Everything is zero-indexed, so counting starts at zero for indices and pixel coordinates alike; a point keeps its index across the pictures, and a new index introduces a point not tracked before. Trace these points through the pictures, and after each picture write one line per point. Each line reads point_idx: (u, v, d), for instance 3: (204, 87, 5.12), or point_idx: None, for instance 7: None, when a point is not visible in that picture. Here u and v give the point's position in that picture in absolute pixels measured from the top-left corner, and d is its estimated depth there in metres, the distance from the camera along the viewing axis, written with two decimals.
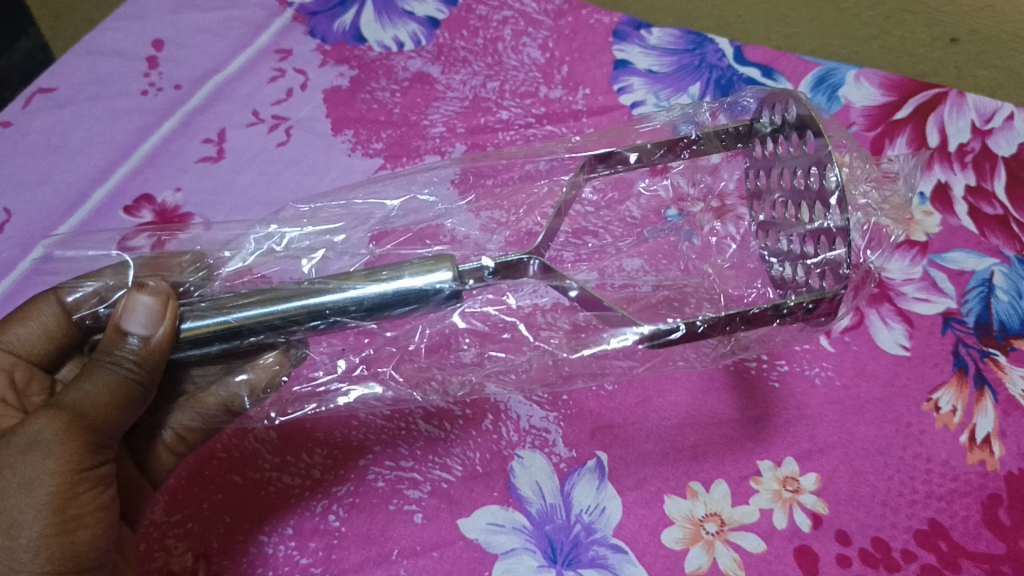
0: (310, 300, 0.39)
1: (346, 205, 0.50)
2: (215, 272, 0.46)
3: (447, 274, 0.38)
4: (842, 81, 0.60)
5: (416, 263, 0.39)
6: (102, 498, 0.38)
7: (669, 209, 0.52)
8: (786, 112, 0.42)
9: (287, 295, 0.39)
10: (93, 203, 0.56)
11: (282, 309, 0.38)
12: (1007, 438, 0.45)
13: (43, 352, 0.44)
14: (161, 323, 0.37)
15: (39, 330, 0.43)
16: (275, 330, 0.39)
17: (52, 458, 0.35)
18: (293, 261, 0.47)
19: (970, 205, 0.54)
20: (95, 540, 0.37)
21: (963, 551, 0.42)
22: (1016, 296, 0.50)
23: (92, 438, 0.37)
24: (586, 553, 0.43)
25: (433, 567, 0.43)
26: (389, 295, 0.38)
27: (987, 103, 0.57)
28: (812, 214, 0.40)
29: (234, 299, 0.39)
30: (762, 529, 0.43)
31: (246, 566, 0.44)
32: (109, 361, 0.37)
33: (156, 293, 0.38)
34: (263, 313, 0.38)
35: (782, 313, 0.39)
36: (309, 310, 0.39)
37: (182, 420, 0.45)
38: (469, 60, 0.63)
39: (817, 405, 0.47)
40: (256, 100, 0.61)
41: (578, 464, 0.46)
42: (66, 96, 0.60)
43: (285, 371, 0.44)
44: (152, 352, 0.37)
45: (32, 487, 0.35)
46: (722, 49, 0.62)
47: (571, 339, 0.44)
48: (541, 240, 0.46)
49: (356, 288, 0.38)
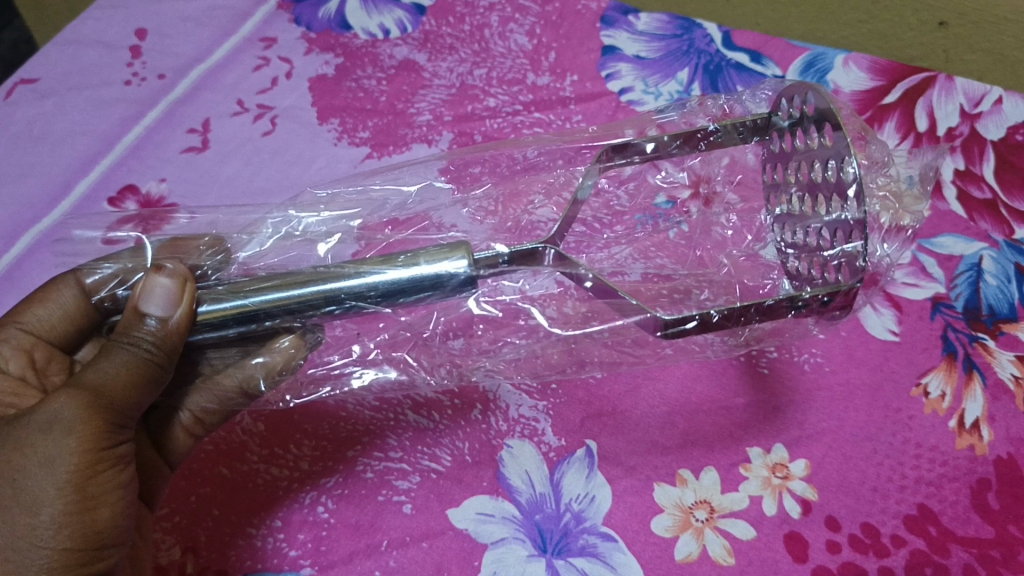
0: (327, 284, 0.39)
1: (364, 191, 0.51)
2: (233, 255, 0.46)
3: (463, 262, 0.38)
4: (830, 65, 0.60)
5: (432, 251, 0.39)
6: (122, 477, 0.37)
7: (658, 196, 0.53)
8: (805, 104, 0.42)
9: (303, 280, 0.39)
10: (78, 192, 0.55)
11: (299, 294, 0.39)
12: (996, 423, 0.45)
13: (63, 333, 0.44)
14: (179, 306, 0.38)
15: (59, 311, 0.43)
16: (291, 315, 0.39)
17: (73, 435, 0.35)
18: (309, 246, 0.47)
19: (959, 188, 0.54)
20: (116, 518, 0.36)
21: (952, 536, 0.42)
22: (1005, 280, 0.50)
23: (113, 418, 0.36)
24: (576, 542, 0.43)
25: (422, 559, 0.43)
26: (404, 282, 0.38)
27: (975, 86, 0.58)
28: (828, 206, 0.41)
29: (251, 283, 0.39)
30: (751, 516, 0.43)
31: (234, 559, 0.43)
32: (129, 343, 0.37)
33: (174, 276, 0.38)
34: (280, 297, 0.38)
35: (797, 306, 0.40)
36: (325, 296, 0.39)
37: (199, 402, 0.44)
38: (456, 47, 0.63)
39: (807, 390, 0.47)
40: (240, 89, 0.60)
41: (567, 453, 0.46)
42: (48, 87, 0.60)
43: (301, 355, 0.44)
44: (172, 333, 0.38)
45: (54, 465, 0.34)
46: (710, 34, 0.62)
47: (575, 318, 0.45)
48: (557, 230, 0.45)
49: (373, 274, 0.38)
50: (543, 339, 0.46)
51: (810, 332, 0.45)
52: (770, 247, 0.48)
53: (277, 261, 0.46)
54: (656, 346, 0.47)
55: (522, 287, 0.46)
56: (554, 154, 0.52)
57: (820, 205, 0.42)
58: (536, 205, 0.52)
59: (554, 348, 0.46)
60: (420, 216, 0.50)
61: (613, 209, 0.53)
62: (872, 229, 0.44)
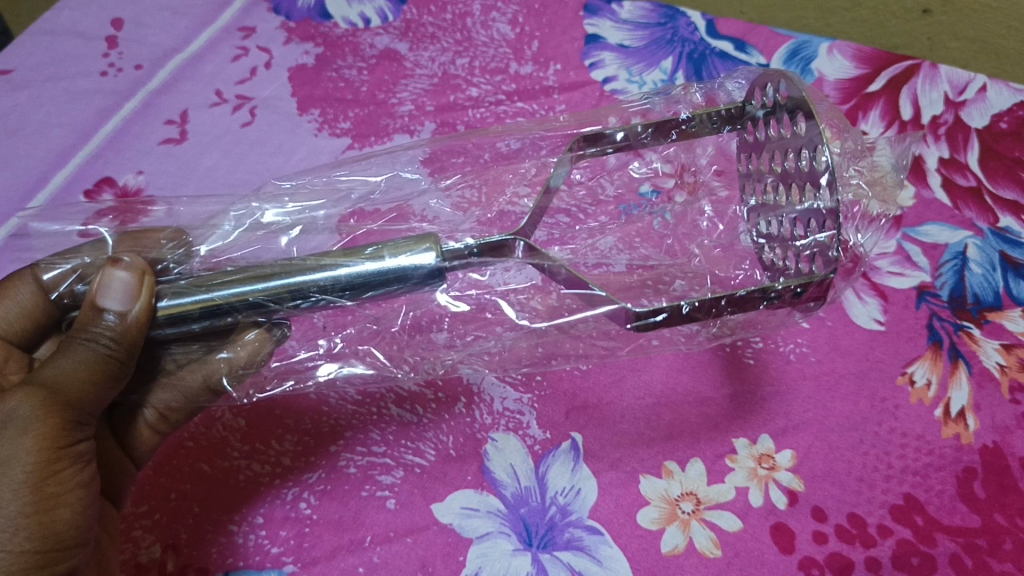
0: (293, 278, 0.38)
1: (331, 182, 0.51)
2: (195, 246, 0.46)
3: (429, 254, 0.38)
4: (814, 54, 0.60)
5: (397, 244, 0.38)
6: (82, 476, 0.37)
7: (643, 185, 0.54)
8: (778, 91, 0.42)
9: (271, 273, 0.39)
10: (53, 185, 0.54)
11: (264, 287, 0.38)
12: (982, 411, 0.45)
13: (22, 331, 0.44)
14: (137, 299, 0.38)
15: (17, 309, 0.43)
16: (257, 309, 0.39)
17: (28, 434, 0.34)
18: (272, 237, 0.48)
19: (943, 176, 0.54)
20: (74, 519, 0.36)
21: (939, 525, 0.42)
22: (989, 268, 0.50)
23: (70, 415, 0.36)
24: (562, 536, 0.42)
25: (407, 554, 0.42)
26: (371, 274, 0.38)
27: (960, 74, 0.57)
28: (801, 195, 0.41)
29: (216, 278, 0.39)
30: (738, 508, 0.43)
31: (215, 556, 0.42)
32: (88, 339, 0.37)
33: (131, 269, 0.38)
34: (246, 291, 0.38)
35: (770, 297, 0.39)
36: (292, 289, 0.39)
37: (163, 399, 0.44)
38: (437, 36, 0.62)
39: (793, 380, 0.46)
40: (219, 79, 0.59)
41: (552, 446, 0.45)
42: (23, 78, 0.58)
43: (267, 351, 0.44)
44: (130, 327, 0.37)
45: (10, 466, 0.34)
46: (694, 22, 0.62)
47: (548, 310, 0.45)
48: (528, 222, 0.46)
49: (340, 267, 0.38)
50: (520, 331, 0.45)
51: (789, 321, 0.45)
52: (746, 236, 0.48)
53: (239, 253, 0.47)
54: (635, 339, 0.46)
55: (500, 280, 0.46)
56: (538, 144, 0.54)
57: (791, 197, 0.42)
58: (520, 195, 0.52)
59: (532, 341, 0.45)
60: (396, 206, 0.51)
61: (598, 197, 0.54)
62: (846, 219, 0.44)
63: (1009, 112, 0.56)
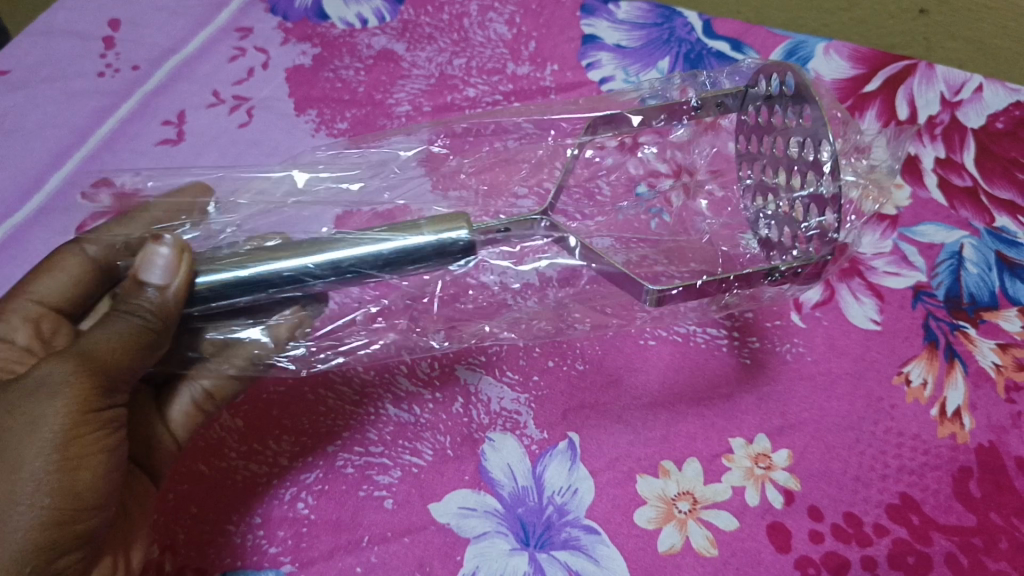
0: (339, 253, 0.41)
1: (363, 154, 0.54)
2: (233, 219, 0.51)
3: (461, 230, 0.42)
4: (811, 54, 0.60)
5: (434, 220, 0.42)
6: (108, 442, 0.39)
7: (640, 185, 0.55)
8: (783, 85, 0.45)
9: (317, 246, 0.42)
10: (51, 186, 0.54)
11: (312, 259, 0.41)
12: (978, 411, 0.45)
13: (71, 299, 0.49)
14: (177, 275, 0.40)
15: (67, 280, 0.48)
16: (304, 281, 0.42)
17: (60, 396, 0.36)
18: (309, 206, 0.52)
19: (939, 176, 0.54)
20: (97, 482, 0.38)
21: (934, 524, 0.42)
22: (985, 268, 0.50)
23: (100, 380, 0.38)
24: (559, 535, 0.43)
25: (404, 554, 0.42)
26: (412, 249, 0.41)
27: (956, 75, 0.58)
28: (804, 180, 0.44)
29: (264, 251, 0.41)
30: (734, 507, 0.43)
31: (212, 557, 0.42)
32: (128, 311, 0.40)
33: (170, 246, 0.40)
34: (294, 262, 0.41)
35: (773, 273, 0.43)
36: (337, 264, 0.41)
37: (206, 377, 0.46)
38: (435, 36, 0.62)
39: (788, 379, 0.46)
40: (216, 80, 0.59)
41: (550, 446, 0.45)
42: (20, 78, 0.58)
43: (306, 326, 0.47)
44: (169, 301, 0.40)
45: (39, 425, 0.36)
46: (690, 22, 0.62)
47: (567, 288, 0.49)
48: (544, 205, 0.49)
49: (384, 243, 0.41)
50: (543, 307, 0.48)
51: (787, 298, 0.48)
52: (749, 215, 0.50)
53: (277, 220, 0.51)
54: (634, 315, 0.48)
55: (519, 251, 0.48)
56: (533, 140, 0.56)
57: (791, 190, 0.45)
58: (518, 196, 0.55)
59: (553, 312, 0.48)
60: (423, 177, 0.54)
61: (595, 198, 0.54)
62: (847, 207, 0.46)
63: (1005, 113, 0.56)
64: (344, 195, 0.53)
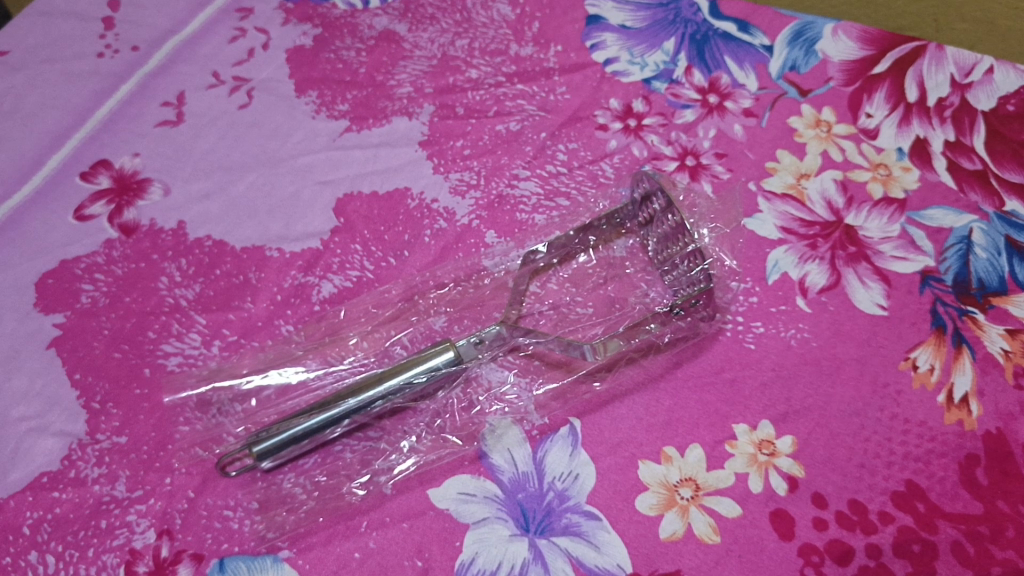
0: (344, 403, 0.43)
1: (374, 155, 0.54)
2: (234, 195, 0.52)
3: (445, 351, 0.44)
4: (819, 35, 0.59)
5: (421, 357, 0.44)
6: None
7: (645, 166, 0.54)
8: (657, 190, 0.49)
9: (321, 407, 0.43)
10: (49, 168, 0.53)
11: (324, 419, 0.43)
12: (985, 397, 0.44)
13: None
14: None
15: None
16: (331, 428, 0.43)
17: None
18: (315, 199, 0.52)
19: (949, 159, 0.53)
20: None
21: (940, 512, 0.41)
22: (994, 253, 0.49)
23: None
24: (559, 521, 0.42)
25: (403, 539, 0.42)
26: (411, 379, 0.44)
27: (966, 57, 0.57)
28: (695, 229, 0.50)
29: (284, 422, 0.43)
30: (737, 494, 0.42)
31: (209, 542, 0.42)
32: None
33: None
34: (315, 427, 0.42)
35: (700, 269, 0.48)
36: (345, 410, 0.43)
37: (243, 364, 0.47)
38: (437, 17, 0.61)
39: (793, 365, 0.46)
40: (216, 61, 0.58)
41: (551, 431, 0.45)
42: (19, 60, 0.57)
43: (329, 335, 0.48)
44: None
45: None
46: (697, 3, 0.61)
47: (573, 287, 0.50)
48: (559, 192, 0.53)
49: (382, 385, 0.43)
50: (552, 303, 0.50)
51: (804, 273, 0.49)
52: (762, 201, 0.52)
53: (284, 204, 0.52)
54: (632, 297, 0.50)
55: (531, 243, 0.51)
56: (537, 128, 0.56)
57: (672, 276, 0.49)
58: (520, 177, 0.54)
59: (561, 309, 0.50)
60: (427, 173, 0.53)
61: (599, 180, 0.53)
62: (837, 209, 0.51)
63: (1015, 95, 0.55)
64: (347, 178, 0.53)
